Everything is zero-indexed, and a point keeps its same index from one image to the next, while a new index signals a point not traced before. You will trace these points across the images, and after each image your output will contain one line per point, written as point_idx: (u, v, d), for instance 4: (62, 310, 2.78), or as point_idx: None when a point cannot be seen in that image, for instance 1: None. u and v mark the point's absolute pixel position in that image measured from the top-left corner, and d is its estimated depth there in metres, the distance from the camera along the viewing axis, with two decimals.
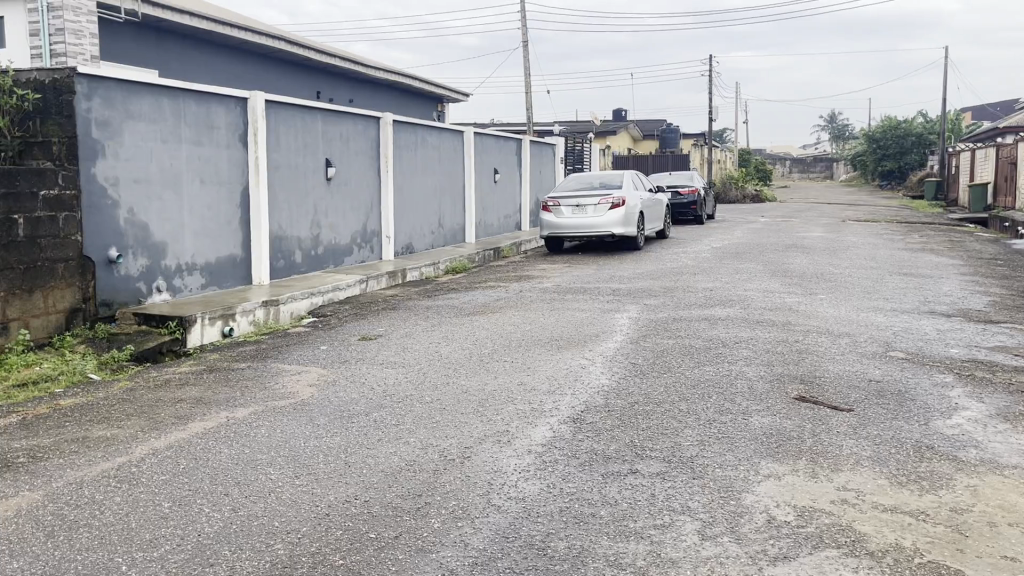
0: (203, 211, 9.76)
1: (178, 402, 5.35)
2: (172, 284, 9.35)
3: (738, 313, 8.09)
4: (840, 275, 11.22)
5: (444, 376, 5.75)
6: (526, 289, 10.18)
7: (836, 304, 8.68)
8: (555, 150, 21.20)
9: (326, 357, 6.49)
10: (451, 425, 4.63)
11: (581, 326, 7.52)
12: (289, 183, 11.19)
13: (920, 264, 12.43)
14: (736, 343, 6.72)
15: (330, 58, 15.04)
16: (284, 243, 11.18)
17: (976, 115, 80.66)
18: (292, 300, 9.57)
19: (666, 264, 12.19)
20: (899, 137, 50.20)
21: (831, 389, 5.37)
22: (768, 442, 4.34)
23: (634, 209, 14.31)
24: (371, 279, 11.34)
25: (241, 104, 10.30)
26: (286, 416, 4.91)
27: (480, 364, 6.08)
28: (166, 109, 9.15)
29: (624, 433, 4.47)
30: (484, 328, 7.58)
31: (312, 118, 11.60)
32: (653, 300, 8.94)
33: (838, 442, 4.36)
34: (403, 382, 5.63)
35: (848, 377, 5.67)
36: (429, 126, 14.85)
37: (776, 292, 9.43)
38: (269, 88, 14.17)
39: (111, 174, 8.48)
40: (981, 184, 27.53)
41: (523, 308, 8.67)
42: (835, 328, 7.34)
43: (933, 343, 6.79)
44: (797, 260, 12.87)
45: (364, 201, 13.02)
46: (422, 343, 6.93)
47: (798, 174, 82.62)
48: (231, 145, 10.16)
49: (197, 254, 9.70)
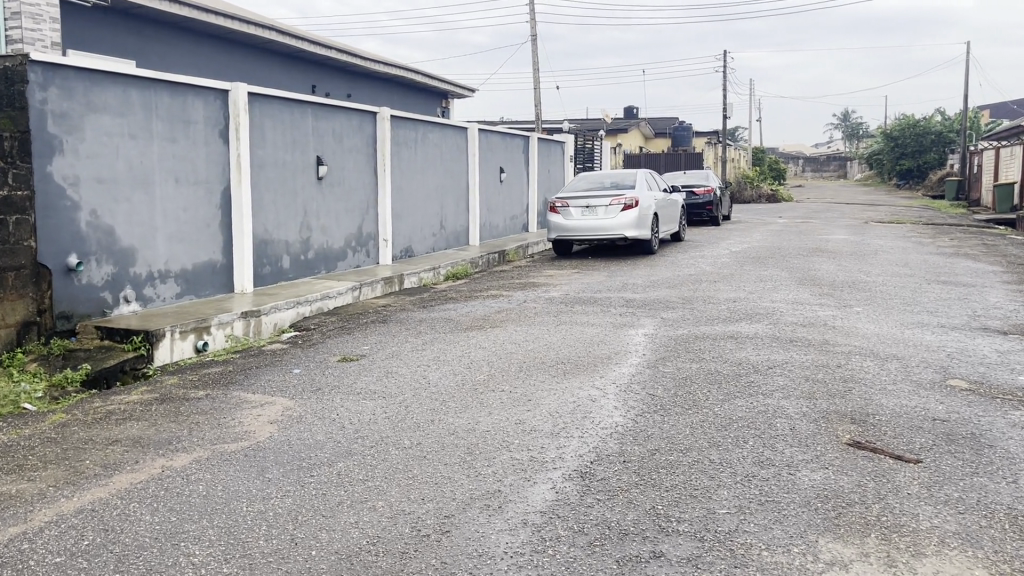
0: (178, 213, 8.92)
1: (111, 445, 4.48)
2: (142, 294, 8.51)
3: (767, 330, 7.21)
4: (874, 283, 10.32)
5: (430, 411, 4.89)
6: (531, 298, 9.30)
7: (876, 319, 7.81)
8: (564, 148, 20.33)
9: (296, 385, 5.63)
10: (432, 482, 3.77)
11: (592, 346, 6.65)
12: (276, 181, 10.35)
13: (958, 272, 11.50)
14: (770, 368, 5.84)
15: (326, 50, 14.22)
16: (270, 247, 10.34)
17: (993, 112, 79.49)
18: (275, 310, 8.73)
19: (684, 271, 11.31)
20: (917, 136, 49.08)
21: (889, 432, 4.49)
22: (824, 510, 3.47)
23: (648, 209, 13.40)
24: (365, 286, 10.49)
25: (221, 97, 9.47)
26: (233, 466, 4.05)
27: (473, 395, 5.21)
28: (135, 101, 8.31)
29: (644, 495, 3.61)
30: (482, 346, 6.73)
31: (301, 111, 10.76)
32: (671, 314, 8.05)
33: (913, 510, 3.48)
34: (381, 419, 4.76)
35: (908, 415, 4.79)
36: (430, 122, 14.00)
37: (807, 304, 8.54)
38: (258, 81, 13.37)
39: (72, 173, 7.64)
40: (1007, 183, 26.58)
41: (526, 322, 7.81)
42: (880, 350, 6.44)
43: (997, 370, 5.90)
44: (824, 266, 11.98)
45: (359, 201, 12.18)
46: (409, 366, 6.07)
47: (812, 174, 81.48)
48: (210, 142, 9.33)
49: (171, 260, 8.86)
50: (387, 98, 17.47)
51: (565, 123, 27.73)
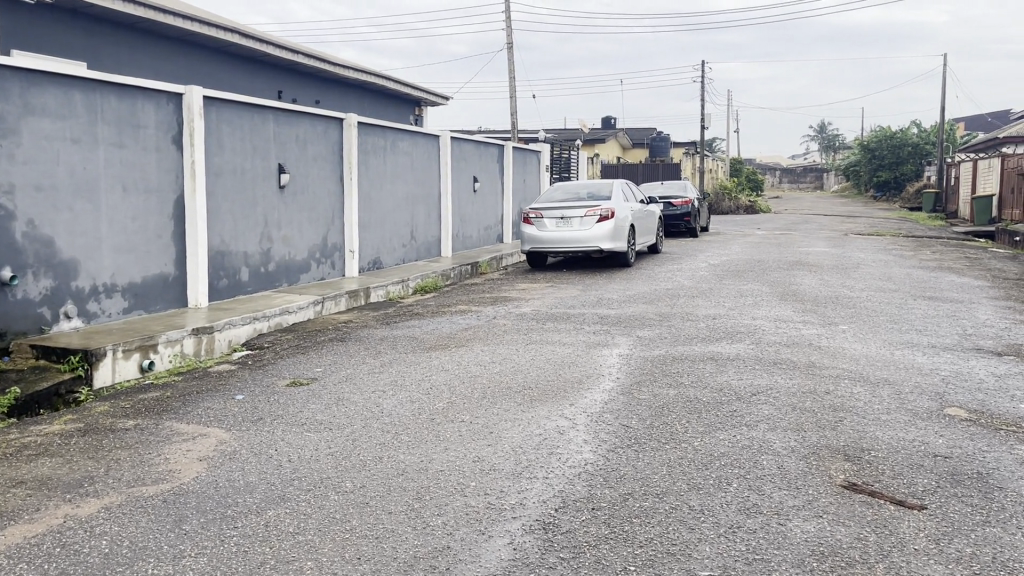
0: (125, 223, 8.36)
1: (13, 487, 3.95)
2: (85, 309, 7.91)
3: (749, 350, 6.77)
4: (858, 299, 9.94)
5: (379, 446, 4.40)
6: (501, 314, 8.82)
7: (863, 338, 7.40)
8: (540, 158, 19.92)
9: (237, 414, 5.13)
10: (372, 536, 3.29)
11: (562, 368, 6.19)
12: (233, 189, 9.82)
13: (944, 287, 11.14)
14: (754, 395, 5.39)
15: (293, 55, 13.72)
16: (227, 259, 9.79)
17: (968, 124, 80.18)
18: (228, 327, 8.19)
19: (662, 285, 10.88)
20: (894, 147, 49.15)
21: (886, 471, 4.06)
22: (822, 570, 3.03)
23: (625, 221, 12.98)
24: (327, 301, 9.97)
25: (174, 101, 8.94)
26: (149, 515, 3.54)
27: (428, 427, 4.73)
28: (78, 104, 7.77)
29: (615, 552, 3.13)
30: (444, 368, 6.23)
31: (261, 116, 10.25)
32: (648, 332, 7.60)
33: (922, 572, 3.03)
34: (324, 456, 4.27)
35: (906, 450, 4.36)
36: (400, 130, 13.52)
37: (790, 322, 8.12)
38: (220, 85, 12.84)
39: (6, 179, 7.09)
40: (985, 196, 26.40)
41: (494, 341, 7.32)
42: (870, 374, 6.02)
43: (997, 396, 5.48)
44: (805, 280, 11.60)
45: (324, 211, 11.66)
46: (363, 392, 5.58)
47: (788, 185, 81.69)
48: (162, 148, 8.79)
49: (117, 273, 8.28)
50: (358, 105, 16.99)
51: (542, 132, 27.34)
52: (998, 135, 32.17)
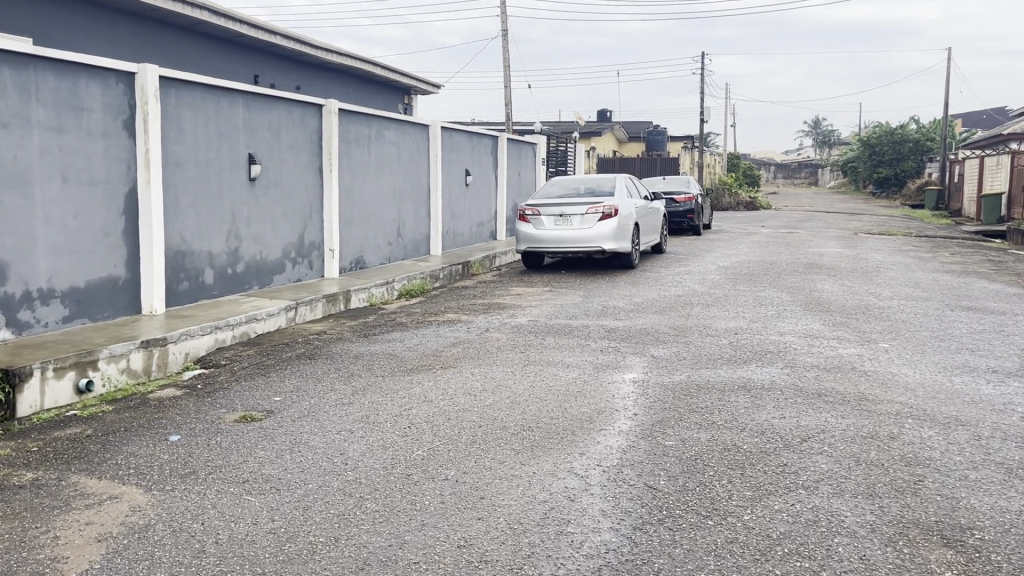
0: (66, 219, 7.23)
1: None
2: (15, 320, 6.80)
3: (784, 377, 5.78)
4: (889, 308, 8.98)
5: (337, 520, 3.38)
6: (494, 326, 7.79)
7: (911, 361, 6.41)
8: (535, 150, 18.87)
9: (167, 464, 4.10)
10: None
11: (568, 400, 5.18)
12: (194, 181, 8.74)
13: (979, 294, 10.15)
14: (804, 441, 4.40)
15: (269, 35, 12.62)
16: (188, 260, 8.74)
17: (966, 121, 79.42)
18: (184, 340, 7.11)
19: (670, 291, 9.88)
20: (895, 143, 48.20)
21: (1004, 566, 3.06)
22: None
23: (627, 218, 11.96)
24: (299, 307, 8.93)
25: (125, 81, 7.80)
26: None
27: (401, 490, 3.70)
28: (7, 82, 6.65)
29: None
30: (423, 399, 5.22)
31: (227, 100, 9.15)
32: (663, 351, 6.59)
33: None
34: (264, 536, 3.25)
35: (1019, 531, 3.36)
36: (385, 118, 12.43)
37: (822, 339, 7.12)
38: (188, 67, 11.75)
39: None
40: (994, 194, 25.48)
41: (485, 361, 6.32)
42: (936, 412, 5.03)
43: None
44: (826, 286, 10.62)
45: (300, 205, 10.61)
46: (325, 433, 4.55)
47: (783, 181, 80.72)
48: (111, 134, 7.66)
49: (55, 276, 7.16)
50: (343, 91, 15.92)
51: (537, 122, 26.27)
52: (1003, 131, 31.29)
